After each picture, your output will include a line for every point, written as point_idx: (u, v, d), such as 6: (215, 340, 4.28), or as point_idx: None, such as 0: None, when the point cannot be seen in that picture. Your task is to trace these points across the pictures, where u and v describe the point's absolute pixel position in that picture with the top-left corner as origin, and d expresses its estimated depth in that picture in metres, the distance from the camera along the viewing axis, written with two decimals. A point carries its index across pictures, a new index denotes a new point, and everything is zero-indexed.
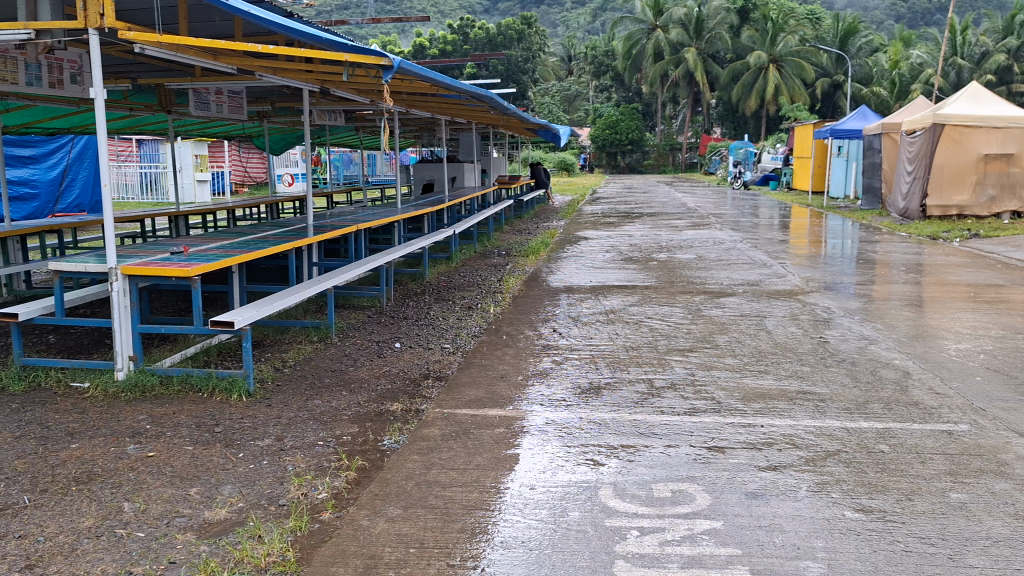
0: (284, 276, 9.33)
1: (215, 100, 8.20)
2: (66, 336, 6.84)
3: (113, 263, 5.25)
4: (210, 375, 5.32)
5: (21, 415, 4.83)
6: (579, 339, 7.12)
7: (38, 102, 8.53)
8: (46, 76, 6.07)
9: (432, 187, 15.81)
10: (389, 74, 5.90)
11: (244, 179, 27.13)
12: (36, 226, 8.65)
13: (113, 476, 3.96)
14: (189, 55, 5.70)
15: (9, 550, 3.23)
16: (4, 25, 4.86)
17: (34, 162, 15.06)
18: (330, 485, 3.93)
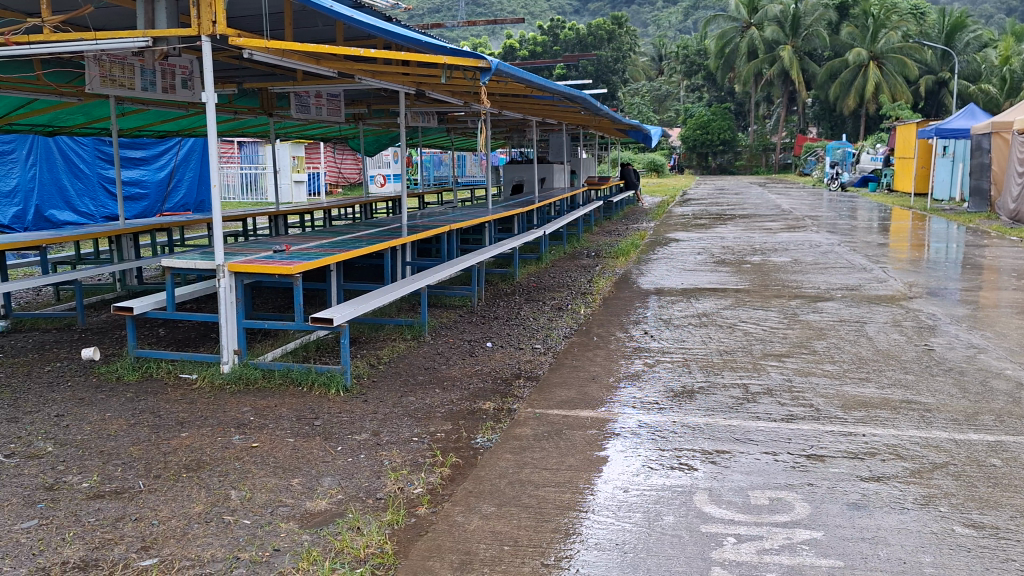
0: (378, 274, 9.54)
1: (315, 104, 8.46)
2: (174, 329, 7.16)
3: (221, 260, 5.47)
4: (310, 370, 5.48)
5: (136, 404, 5.08)
6: (671, 341, 7.04)
7: (151, 106, 8.95)
8: (160, 81, 6.38)
9: (522, 188, 15.88)
10: (486, 76, 5.93)
11: (339, 179, 27.86)
12: (148, 224, 9.08)
13: (220, 465, 4.13)
14: (294, 60, 5.88)
15: (127, 531, 3.41)
16: (124, 33, 5.10)
17: (145, 163, 15.74)
18: (426, 480, 4.00)
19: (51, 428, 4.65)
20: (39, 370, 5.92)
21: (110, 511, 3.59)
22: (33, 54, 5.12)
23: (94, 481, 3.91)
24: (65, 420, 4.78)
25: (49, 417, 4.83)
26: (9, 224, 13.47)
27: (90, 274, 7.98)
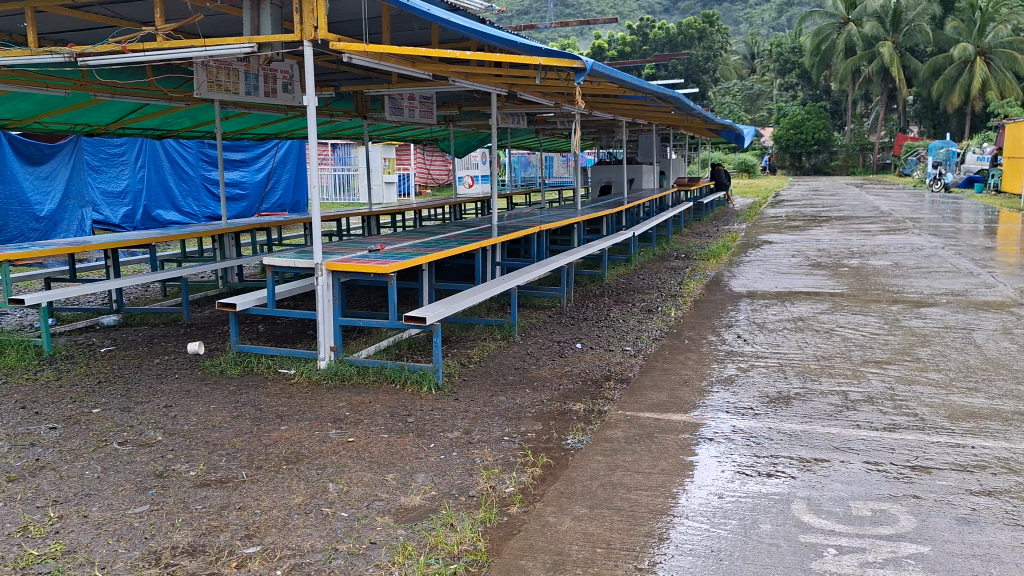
0: (467, 274, 9.64)
1: (408, 106, 8.63)
2: (273, 326, 7.39)
3: (319, 259, 5.63)
4: (403, 367, 5.58)
5: (238, 397, 5.27)
6: (765, 346, 6.88)
7: (252, 109, 9.27)
8: (262, 85, 6.65)
9: (611, 188, 15.79)
10: (581, 77, 5.89)
11: (428, 180, 28.31)
12: (249, 224, 9.40)
13: (318, 458, 4.25)
14: (391, 63, 5.99)
15: (231, 519, 3.53)
16: (231, 39, 5.28)
17: (244, 165, 16.36)
18: (517, 480, 4.02)
19: (161, 418, 4.86)
20: (149, 362, 6.20)
21: (215, 499, 3.73)
22: (147, 60, 5.38)
23: (200, 470, 4.07)
24: (173, 411, 4.99)
25: (159, 408, 5.05)
26: (119, 223, 14.14)
27: (194, 272, 8.30)
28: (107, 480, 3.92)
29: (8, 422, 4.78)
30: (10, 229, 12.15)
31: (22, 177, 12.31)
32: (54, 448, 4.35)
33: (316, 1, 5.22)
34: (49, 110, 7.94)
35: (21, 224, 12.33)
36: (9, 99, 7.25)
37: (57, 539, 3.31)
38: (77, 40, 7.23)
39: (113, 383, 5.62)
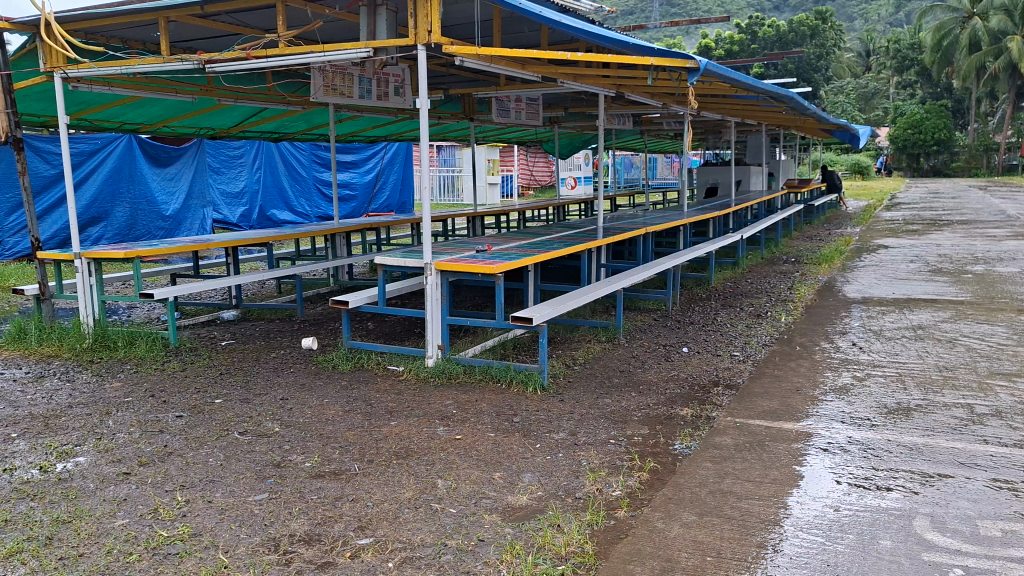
0: (571, 275, 9.64)
1: (514, 108, 8.71)
2: (381, 324, 7.57)
3: (428, 259, 5.74)
4: (508, 367, 5.62)
5: (349, 392, 5.42)
6: (883, 355, 6.60)
7: (364, 112, 9.53)
8: (375, 88, 6.83)
9: (718, 190, 15.46)
10: (695, 76, 5.79)
11: (530, 182, 28.47)
12: (359, 224, 9.65)
13: (427, 454, 4.32)
14: (502, 65, 6.03)
15: (345, 511, 3.63)
16: (349, 45, 5.43)
17: (354, 167, 16.83)
18: (625, 483, 3.99)
19: (278, 410, 5.05)
20: (266, 356, 6.45)
21: (330, 490, 3.85)
22: (270, 67, 5.61)
23: (315, 461, 4.20)
24: (289, 403, 5.18)
25: (276, 400, 5.25)
26: (237, 222, 14.77)
27: (307, 270, 8.59)
28: (229, 467, 4.11)
29: (139, 409, 5.06)
30: (138, 227, 12.85)
31: (150, 178, 13.01)
32: (181, 435, 4.58)
33: (430, 5, 5.30)
34: (177, 115, 8.38)
35: (148, 223, 13.02)
36: (141, 105, 7.68)
37: (185, 522, 3.49)
38: (204, 47, 7.60)
39: (233, 375, 5.88)
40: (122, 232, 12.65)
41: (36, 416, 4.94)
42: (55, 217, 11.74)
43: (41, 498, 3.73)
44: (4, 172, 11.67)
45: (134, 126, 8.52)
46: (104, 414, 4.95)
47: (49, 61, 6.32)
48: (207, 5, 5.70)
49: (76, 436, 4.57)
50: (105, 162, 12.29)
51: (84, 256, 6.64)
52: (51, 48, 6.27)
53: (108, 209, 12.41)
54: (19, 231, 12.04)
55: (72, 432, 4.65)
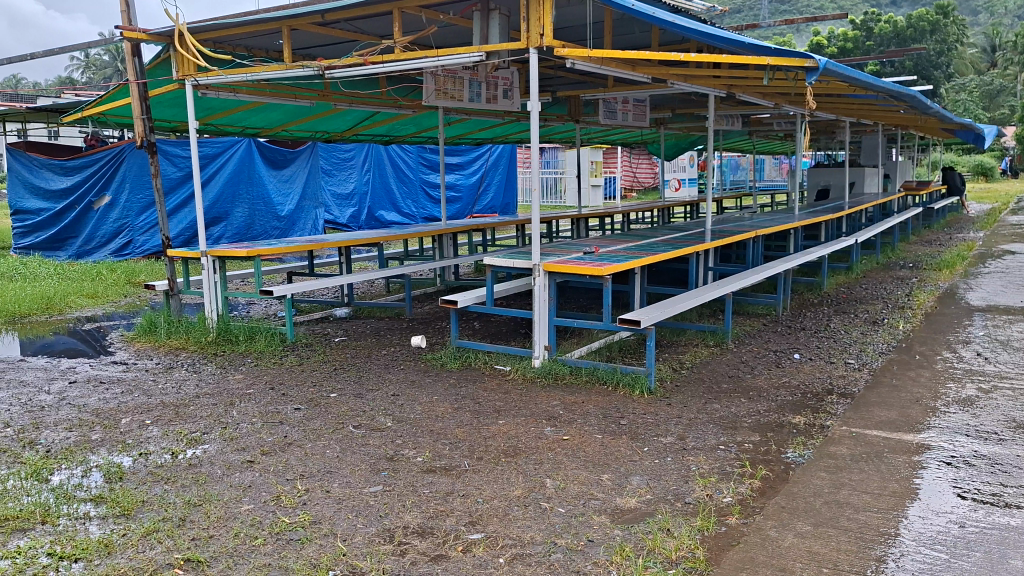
0: (677, 278, 9.53)
1: (622, 109, 8.65)
2: (488, 324, 7.67)
3: (537, 260, 5.77)
4: (615, 369, 5.60)
5: (458, 390, 5.52)
6: (1011, 366, 6.26)
7: (472, 115, 9.68)
8: (484, 92, 6.95)
9: (829, 193, 14.97)
10: (813, 75, 5.57)
11: (633, 184, 28.32)
12: (466, 225, 9.80)
13: (536, 453, 4.37)
14: (613, 68, 6.00)
15: (456, 505, 3.71)
16: (462, 49, 5.49)
17: (460, 169, 17.10)
18: (736, 490, 3.93)
19: (389, 406, 5.19)
20: (378, 353, 6.64)
21: (441, 485, 3.94)
22: (385, 72, 5.77)
23: (427, 457, 4.30)
24: (400, 399, 5.32)
25: (388, 395, 5.41)
26: (346, 223, 15.23)
27: (416, 270, 8.79)
28: (346, 459, 4.26)
29: (261, 401, 5.29)
30: (256, 227, 13.41)
31: (267, 180, 13.57)
32: (299, 427, 4.76)
33: (542, 9, 5.32)
34: (294, 119, 8.71)
35: (265, 223, 13.56)
36: (262, 110, 8.02)
37: (306, 510, 3.64)
38: (322, 54, 7.87)
39: (347, 370, 6.08)
40: (241, 231, 13.24)
41: (167, 404, 5.24)
42: (181, 216, 12.36)
43: (173, 481, 3.96)
44: (137, 175, 12.55)
45: (255, 131, 8.91)
46: (229, 404, 5.21)
47: (180, 69, 6.67)
48: (327, 13, 5.90)
49: (203, 425, 4.82)
50: (226, 165, 12.91)
51: (210, 255, 6.98)
52: (183, 57, 6.62)
53: (228, 210, 13.01)
54: (149, 230, 12.65)
55: (199, 420, 4.91)
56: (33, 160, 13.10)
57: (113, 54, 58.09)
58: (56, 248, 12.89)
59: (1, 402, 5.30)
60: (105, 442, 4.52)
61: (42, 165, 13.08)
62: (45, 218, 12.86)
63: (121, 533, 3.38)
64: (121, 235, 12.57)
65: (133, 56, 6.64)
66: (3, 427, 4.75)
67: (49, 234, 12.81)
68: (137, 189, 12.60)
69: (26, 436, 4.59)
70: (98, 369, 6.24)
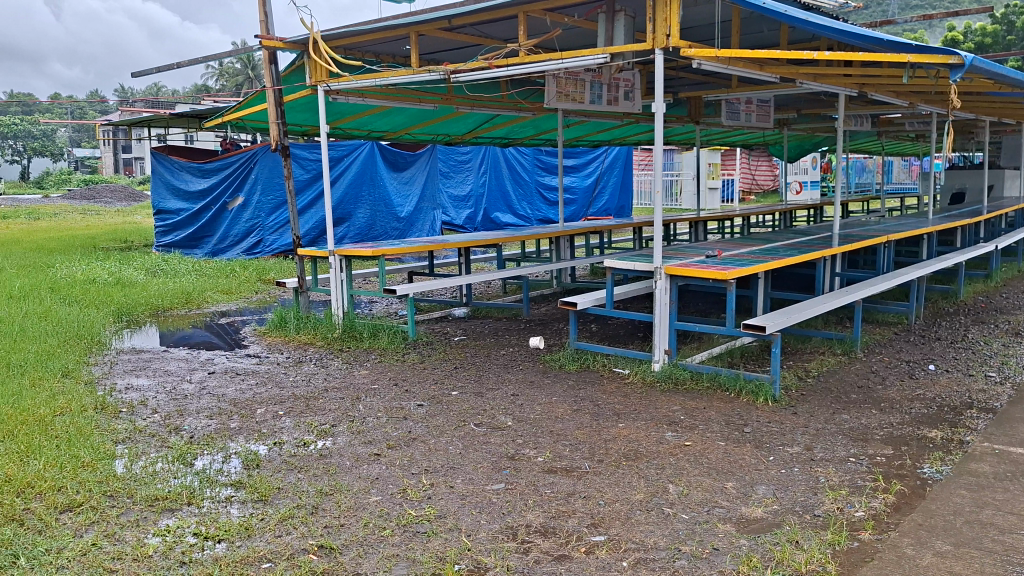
0: (801, 284, 9.23)
1: (745, 109, 8.43)
2: (605, 327, 7.64)
3: (659, 263, 5.71)
4: (738, 376, 5.48)
5: (577, 392, 5.53)
6: None
7: (591, 117, 9.67)
8: (606, 93, 6.93)
9: (965, 196, 14.21)
10: (958, 73, 5.29)
11: (751, 187, 27.65)
12: (584, 228, 9.79)
13: (657, 458, 4.32)
14: (741, 67, 5.86)
15: (579, 507, 3.72)
16: (586, 51, 5.46)
17: (575, 171, 17.17)
18: (868, 505, 3.78)
19: (509, 405, 5.25)
20: (496, 352, 6.72)
21: (562, 485, 3.95)
22: (509, 75, 5.81)
23: (548, 457, 4.33)
24: (519, 399, 5.37)
25: (507, 395, 5.47)
26: (462, 224, 15.55)
27: (533, 271, 8.84)
28: (468, 456, 4.33)
29: (385, 396, 5.44)
30: (377, 228, 13.81)
31: (389, 182, 13.93)
32: (423, 423, 4.87)
33: (669, 9, 5.26)
34: (417, 122, 8.90)
35: (385, 224, 13.91)
36: (388, 114, 8.26)
37: (431, 504, 3.72)
38: (446, 58, 8.03)
39: (467, 369, 6.18)
40: (363, 232, 13.69)
41: (298, 397, 5.46)
42: (309, 216, 12.90)
43: (306, 470, 4.13)
44: (268, 177, 13.02)
45: (380, 134, 9.16)
46: (356, 399, 5.38)
47: (314, 75, 6.97)
48: (454, 18, 6.03)
49: (332, 417, 5.00)
50: (349, 168, 13.40)
51: (337, 254, 7.24)
52: (317, 63, 6.91)
53: (351, 211, 13.50)
54: (279, 229, 13.02)
55: (329, 413, 5.10)
56: (174, 162, 13.90)
57: (244, 62, 61.09)
58: (194, 246, 13.67)
59: (148, 389, 5.65)
60: (243, 430, 4.76)
61: (182, 167, 13.88)
62: (184, 217, 13.66)
63: (259, 517, 3.55)
64: (252, 234, 13.10)
65: (270, 63, 6.97)
66: (152, 413, 5.07)
67: (188, 233, 13.60)
68: (268, 190, 13.07)
69: (171, 422, 4.88)
70: (233, 361, 6.57)
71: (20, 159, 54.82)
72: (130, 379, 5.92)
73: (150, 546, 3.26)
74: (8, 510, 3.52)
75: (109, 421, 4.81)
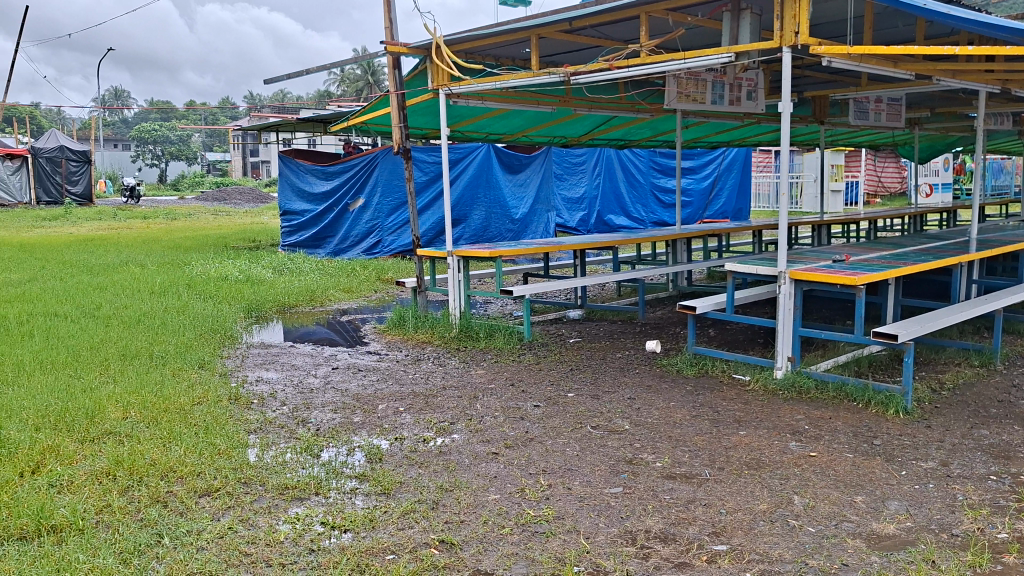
0: (934, 291, 8.77)
1: (875, 109, 8.08)
2: (724, 332, 7.47)
3: (784, 267, 5.55)
4: (867, 387, 5.25)
5: (695, 397, 5.43)
6: None
7: (710, 117, 9.48)
8: (728, 93, 6.77)
9: None
10: None
11: (877, 189, 26.52)
12: (701, 231, 9.61)
13: (780, 468, 4.20)
14: (875, 64, 5.61)
15: (699, 514, 3.65)
16: (710, 50, 5.36)
17: (691, 173, 16.94)
18: (1012, 526, 3.55)
19: (625, 408, 5.21)
20: (612, 355, 6.68)
21: (682, 492, 3.89)
22: (630, 75, 5.76)
23: (666, 462, 4.27)
24: (637, 403, 5.32)
25: (624, 398, 5.42)
26: (575, 226, 15.69)
27: (650, 274, 8.73)
28: (585, 458, 4.32)
29: (502, 396, 5.49)
30: (492, 229, 13.97)
31: (504, 184, 14.06)
32: (539, 424, 4.89)
33: (799, 6, 5.10)
34: (535, 124, 8.95)
35: (500, 225, 14.06)
36: (507, 116, 8.33)
37: (549, 505, 3.73)
38: (565, 60, 8.04)
39: (582, 371, 6.16)
40: (478, 233, 13.87)
41: (418, 394, 5.58)
42: (427, 217, 13.17)
43: (426, 466, 4.22)
44: (388, 179, 13.38)
45: (497, 136, 9.26)
46: (473, 398, 5.45)
47: (436, 80, 7.10)
48: (576, 20, 6.04)
49: (451, 415, 5.09)
50: (466, 170, 13.62)
51: (455, 255, 7.36)
52: (438, 67, 7.03)
53: (467, 212, 13.71)
54: (397, 229, 13.35)
55: (447, 411, 5.19)
56: (300, 165, 14.41)
57: (365, 68, 63.07)
58: (317, 245, 14.16)
59: (277, 382, 5.91)
60: (366, 425, 4.90)
61: (306, 170, 14.37)
62: (308, 218, 14.15)
63: (382, 510, 3.65)
64: (372, 235, 13.50)
65: (394, 68, 7.15)
66: (281, 405, 5.29)
67: (312, 233, 14.09)
68: (387, 192, 13.42)
69: (299, 415, 5.08)
70: (355, 357, 6.78)
71: (158, 164, 58.14)
72: (260, 372, 6.20)
73: (280, 532, 3.40)
74: (153, 491, 3.74)
75: (243, 412, 5.04)
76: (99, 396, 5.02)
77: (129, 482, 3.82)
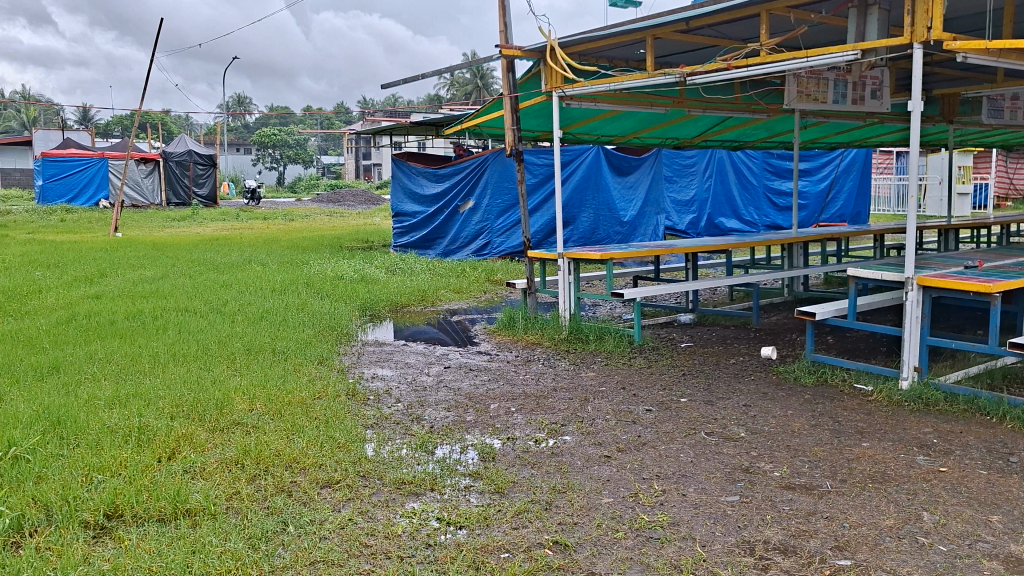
0: None
1: (1011, 107, 7.61)
2: (844, 339, 7.20)
3: (911, 273, 5.30)
4: (1001, 401, 4.96)
5: (814, 407, 5.26)
6: None
7: (829, 116, 9.16)
8: (851, 92, 6.51)
9: None
10: None
11: (1009, 192, 25.02)
12: (819, 234, 9.29)
13: (908, 483, 4.01)
14: (1016, 60, 5.27)
15: (820, 527, 3.53)
16: (835, 48, 5.18)
17: (806, 174, 16.46)
18: None
19: (741, 416, 5.09)
20: (726, 361, 6.55)
21: (802, 504, 3.77)
22: (750, 75, 5.63)
23: (784, 472, 4.15)
24: (753, 411, 5.19)
25: (739, 405, 5.30)
26: (684, 229, 15.51)
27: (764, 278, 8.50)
28: (700, 465, 4.25)
29: (613, 399, 5.47)
30: (600, 232, 13.88)
31: (612, 187, 13.98)
32: (652, 429, 4.84)
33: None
34: (646, 126, 8.86)
35: (608, 228, 13.98)
36: (619, 118, 8.28)
37: (664, 511, 3.69)
38: (679, 61, 7.92)
39: (695, 376, 6.06)
40: (586, 236, 13.82)
41: (529, 394, 5.62)
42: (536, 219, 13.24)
43: (539, 466, 4.24)
44: (498, 180, 13.53)
45: (609, 138, 9.21)
46: (584, 400, 5.44)
47: (549, 82, 7.14)
48: (694, 19, 5.95)
49: (562, 417, 5.10)
50: (574, 173, 13.60)
51: (565, 256, 7.36)
52: (552, 70, 7.05)
53: (575, 214, 13.70)
54: (507, 231, 13.49)
55: (559, 412, 5.20)
56: (411, 168, 14.70)
57: (474, 72, 63.90)
58: (428, 246, 14.42)
59: (391, 379, 6.06)
60: (478, 424, 4.96)
61: (418, 172, 14.65)
62: (419, 219, 14.42)
63: (496, 508, 3.68)
64: (482, 236, 13.70)
65: (509, 71, 7.22)
66: (395, 401, 5.42)
67: (423, 234, 14.36)
68: (497, 194, 13.57)
69: (413, 412, 5.19)
70: (466, 357, 6.87)
71: (277, 166, 60.47)
72: (375, 369, 6.37)
73: (398, 525, 3.48)
74: (278, 481, 3.90)
75: (360, 407, 5.19)
76: (227, 388, 5.26)
77: (256, 471, 4.00)
